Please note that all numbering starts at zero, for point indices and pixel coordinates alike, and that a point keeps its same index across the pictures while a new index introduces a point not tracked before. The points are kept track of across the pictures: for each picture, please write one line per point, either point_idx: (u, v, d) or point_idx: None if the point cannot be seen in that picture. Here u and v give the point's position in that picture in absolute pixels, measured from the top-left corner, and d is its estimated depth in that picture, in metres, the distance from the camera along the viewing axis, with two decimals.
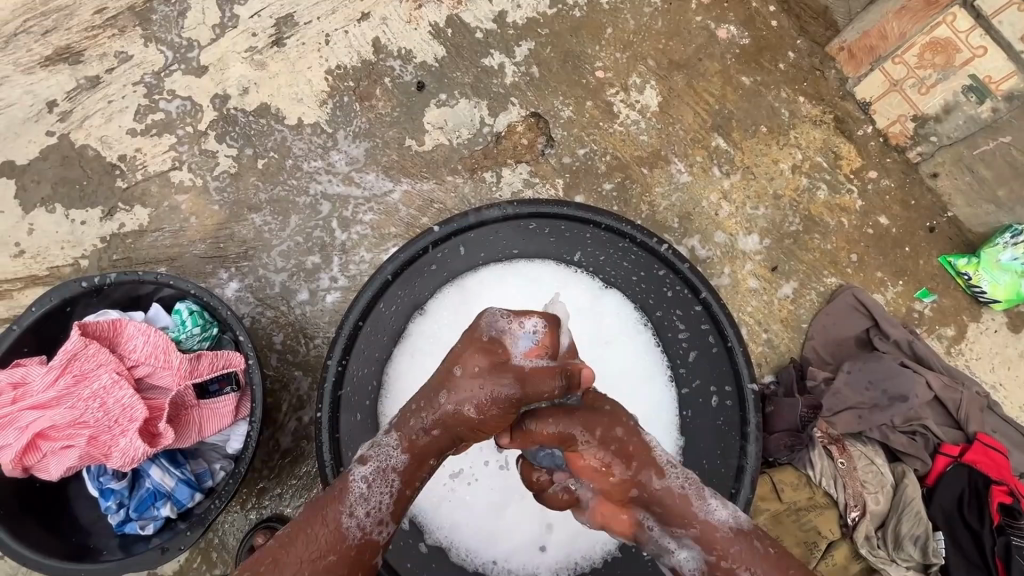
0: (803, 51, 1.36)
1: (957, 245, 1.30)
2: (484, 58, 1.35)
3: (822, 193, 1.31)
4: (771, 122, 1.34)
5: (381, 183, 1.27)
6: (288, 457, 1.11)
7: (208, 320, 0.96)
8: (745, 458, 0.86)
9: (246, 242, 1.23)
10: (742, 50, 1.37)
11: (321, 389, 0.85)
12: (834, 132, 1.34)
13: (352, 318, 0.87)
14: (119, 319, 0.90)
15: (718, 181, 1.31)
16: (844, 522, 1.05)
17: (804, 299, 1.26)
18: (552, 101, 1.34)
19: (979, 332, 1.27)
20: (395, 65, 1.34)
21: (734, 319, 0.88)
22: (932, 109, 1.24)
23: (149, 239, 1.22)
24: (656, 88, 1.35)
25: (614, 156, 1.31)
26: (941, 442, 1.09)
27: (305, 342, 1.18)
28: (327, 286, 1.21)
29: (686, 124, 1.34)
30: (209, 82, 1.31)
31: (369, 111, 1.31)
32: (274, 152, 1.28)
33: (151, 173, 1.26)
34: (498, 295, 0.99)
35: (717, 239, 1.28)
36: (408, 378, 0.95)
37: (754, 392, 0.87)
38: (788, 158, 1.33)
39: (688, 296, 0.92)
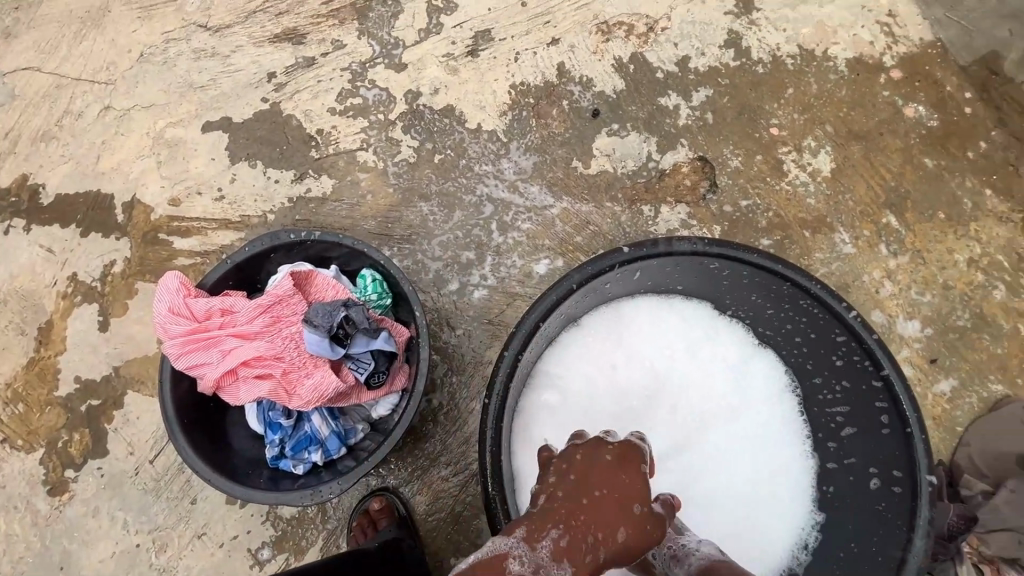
0: (998, 143, 1.31)
1: None
2: (661, 97, 1.39)
3: (1000, 293, 1.23)
4: (950, 209, 1.29)
5: (542, 197, 1.33)
6: (412, 435, 1.16)
7: (385, 289, 1.02)
8: (910, 553, 0.77)
9: (411, 226, 1.31)
10: (929, 131, 1.34)
11: (495, 375, 0.84)
12: (1020, 233, 1.26)
13: (534, 318, 0.86)
14: (314, 272, 0.99)
15: (883, 259, 1.26)
16: None
17: (963, 401, 1.17)
18: (721, 149, 1.35)
19: None
20: (575, 90, 1.41)
21: (918, 403, 0.82)
22: None
23: (328, 207, 1.34)
24: (830, 154, 1.34)
25: (777, 213, 1.30)
26: None
27: (447, 330, 1.23)
28: (476, 281, 1.26)
29: (857, 195, 1.30)
30: (406, 78, 1.43)
31: (543, 128, 1.38)
32: (451, 151, 1.37)
33: (341, 150, 1.38)
34: (655, 329, 1.04)
35: (874, 317, 1.23)
36: (557, 382, 1.00)
37: (931, 485, 0.79)
38: (965, 249, 1.26)
39: (868, 369, 0.86)
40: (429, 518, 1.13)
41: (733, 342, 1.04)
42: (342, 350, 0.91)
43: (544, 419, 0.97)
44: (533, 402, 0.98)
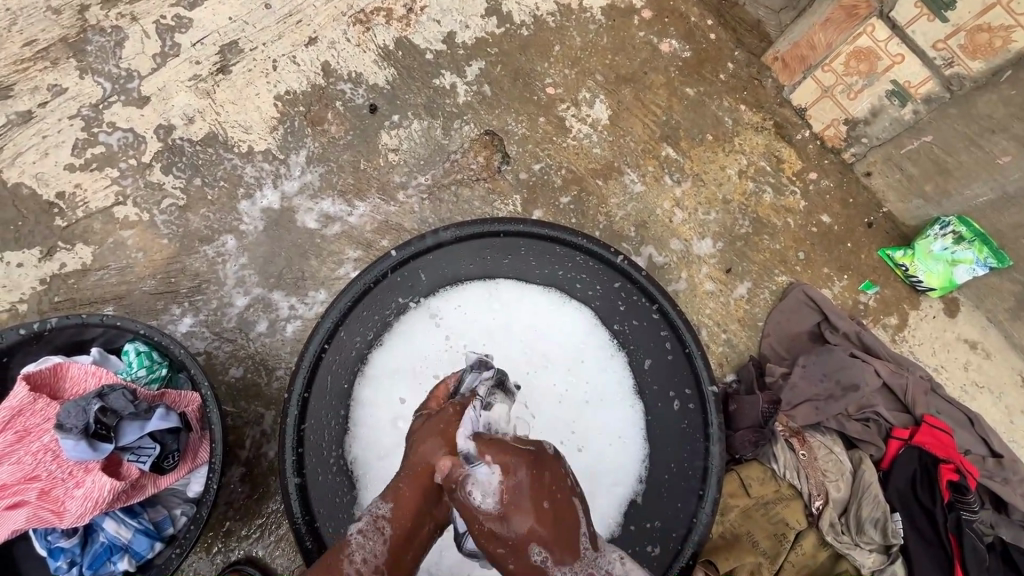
0: (741, 62, 1.43)
1: (894, 238, 1.37)
2: (436, 78, 1.35)
3: (768, 195, 1.38)
4: (715, 130, 1.40)
5: (337, 208, 1.26)
6: (255, 494, 1.08)
7: (157, 360, 0.92)
8: (709, 459, 0.86)
9: (199, 275, 1.19)
10: (684, 62, 1.42)
11: (284, 421, 0.84)
12: (774, 138, 1.40)
13: (314, 345, 0.86)
14: (61, 363, 0.87)
15: (669, 189, 1.35)
16: (810, 511, 1.09)
17: (758, 298, 1.31)
18: (505, 118, 1.35)
19: (919, 319, 1.34)
20: (346, 88, 1.33)
21: (689, 323, 0.90)
22: (861, 113, 1.29)
23: (94, 277, 1.18)
24: (605, 102, 1.39)
25: (569, 169, 1.34)
26: (892, 426, 1.14)
27: (266, 374, 1.15)
28: (287, 314, 1.18)
29: (636, 135, 1.38)
30: (152, 113, 1.27)
31: (321, 135, 1.29)
32: (224, 182, 1.25)
33: (93, 210, 1.21)
34: (464, 315, 0.98)
35: (673, 246, 1.32)
36: (374, 408, 0.93)
37: (714, 393, 0.88)
38: (734, 163, 1.39)
39: (645, 304, 0.94)
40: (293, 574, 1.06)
41: (546, 307, 1.00)
42: (110, 445, 0.80)
43: (366, 439, 0.91)
44: (353, 431, 0.91)
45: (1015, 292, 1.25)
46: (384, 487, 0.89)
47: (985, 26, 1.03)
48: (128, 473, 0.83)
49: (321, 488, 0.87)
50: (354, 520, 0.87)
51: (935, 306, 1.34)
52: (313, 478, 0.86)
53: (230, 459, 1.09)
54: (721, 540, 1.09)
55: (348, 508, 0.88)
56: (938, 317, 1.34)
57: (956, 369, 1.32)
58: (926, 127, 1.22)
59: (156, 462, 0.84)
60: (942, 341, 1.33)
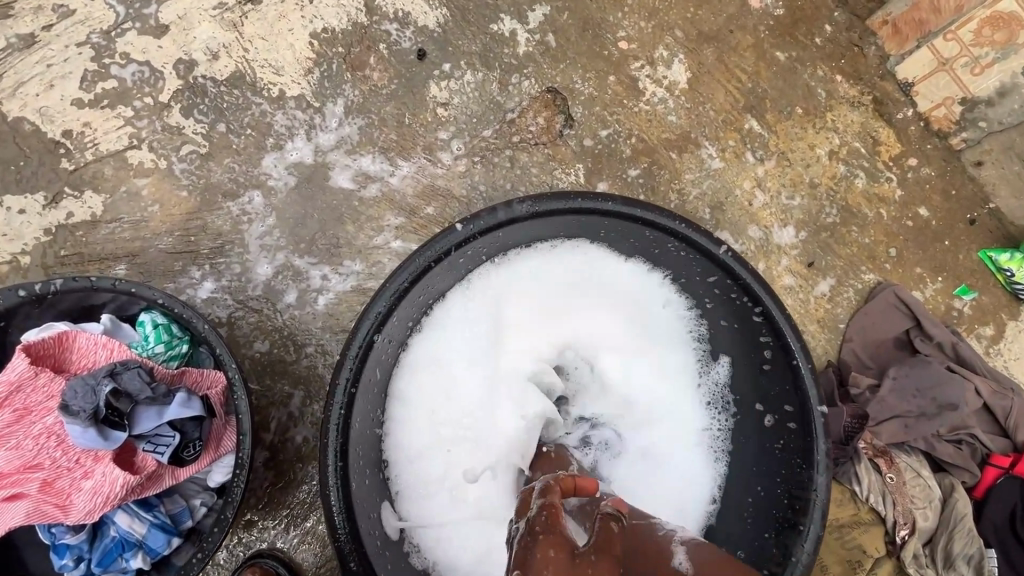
0: (842, 24, 1.24)
1: (998, 238, 1.22)
2: (493, 23, 1.18)
3: (861, 181, 1.22)
4: (807, 103, 1.23)
5: (378, 167, 1.11)
6: (279, 483, 0.98)
7: (177, 334, 0.80)
8: (812, 489, 0.72)
9: (222, 234, 1.06)
10: (777, 21, 1.24)
11: (328, 412, 0.70)
12: (873, 115, 1.23)
13: (364, 331, 0.72)
14: (67, 332, 0.75)
15: (751, 168, 1.20)
16: (891, 538, 0.98)
17: (842, 297, 1.17)
18: (570, 75, 1.18)
19: (1017, 331, 1.20)
20: (391, 29, 1.16)
21: (800, 332, 0.76)
22: (984, 91, 1.14)
23: (104, 231, 1.05)
24: (684, 63, 1.22)
25: (639, 138, 1.18)
26: (990, 452, 1.02)
27: (293, 351, 1.03)
28: (319, 285, 1.06)
29: (717, 104, 1.21)
30: (170, 44, 1.11)
31: (361, 82, 1.13)
32: (251, 130, 1.10)
33: (104, 153, 1.07)
34: (524, 299, 0.88)
35: (750, 232, 1.17)
36: (423, 397, 0.83)
37: (823, 416, 0.74)
38: (825, 142, 1.22)
39: (745, 305, 0.79)
40: (319, 570, 0.97)
41: (616, 296, 0.89)
42: (124, 433, 0.70)
43: (411, 435, 0.81)
44: (399, 418, 0.81)
45: None
46: (430, 488, 0.80)
47: None
48: (143, 465, 0.72)
49: (362, 495, 0.74)
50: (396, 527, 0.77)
51: None
52: (354, 485, 0.72)
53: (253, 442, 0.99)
54: None
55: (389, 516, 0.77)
56: None
57: None
58: None
59: (175, 453, 0.73)
60: None
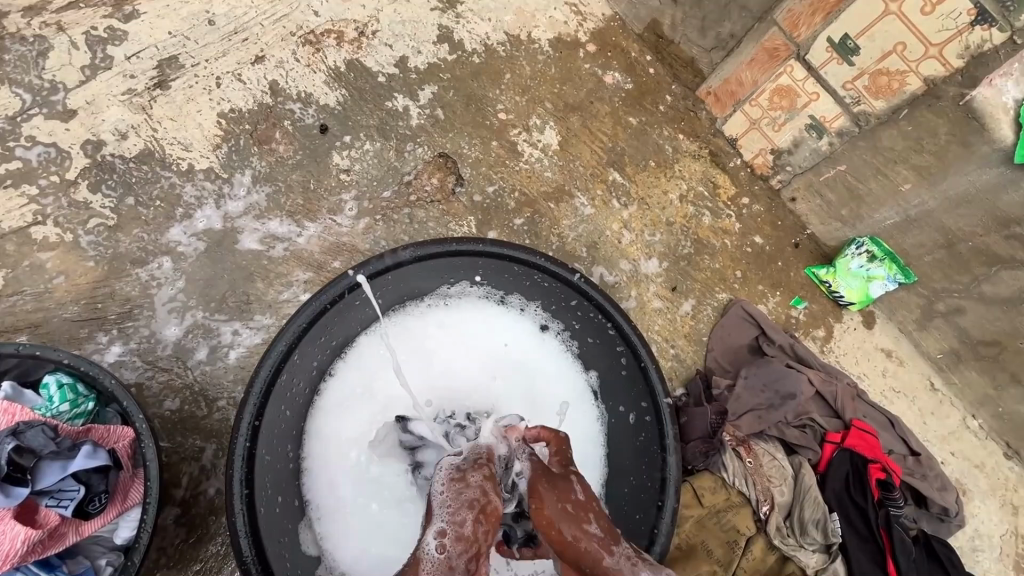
0: (678, 95, 1.54)
1: (817, 257, 1.50)
2: (388, 101, 1.36)
3: (707, 218, 1.47)
4: (657, 157, 1.49)
5: (286, 228, 1.21)
6: (193, 537, 0.99)
7: (82, 393, 0.83)
8: (666, 469, 0.88)
9: (130, 299, 1.11)
10: (627, 93, 1.51)
11: (231, 448, 0.77)
12: (710, 165, 1.51)
13: (264, 372, 0.81)
14: None
15: (617, 212, 1.42)
16: (758, 517, 1.14)
17: (702, 315, 1.39)
18: (458, 142, 1.37)
19: (842, 331, 1.46)
20: (295, 108, 1.30)
21: (644, 338, 0.93)
22: (785, 143, 1.42)
23: (4, 304, 1.07)
24: (555, 129, 1.45)
25: (522, 192, 1.37)
26: (826, 431, 1.22)
27: (205, 405, 1.07)
28: (230, 340, 1.12)
29: (585, 161, 1.44)
30: (78, 127, 1.18)
31: (268, 155, 1.26)
32: (160, 201, 1.18)
33: (5, 231, 1.10)
34: (421, 336, 0.99)
35: (622, 266, 1.38)
36: (333, 426, 0.91)
37: (669, 405, 0.91)
38: (675, 188, 1.47)
39: (602, 321, 0.96)
40: None
41: (502, 326, 1.01)
42: (26, 490, 0.73)
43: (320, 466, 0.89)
44: (309, 448, 0.89)
45: (921, 305, 1.39)
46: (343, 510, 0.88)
47: (884, 70, 1.17)
48: (45, 521, 0.74)
49: (269, 522, 0.80)
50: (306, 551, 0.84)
51: (855, 318, 1.47)
52: (260, 512, 0.79)
53: (165, 499, 1.00)
54: (679, 552, 1.12)
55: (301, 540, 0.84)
56: (858, 329, 1.47)
57: (876, 376, 1.44)
58: (839, 157, 1.35)
59: (79, 506, 0.76)
60: (862, 351, 1.45)
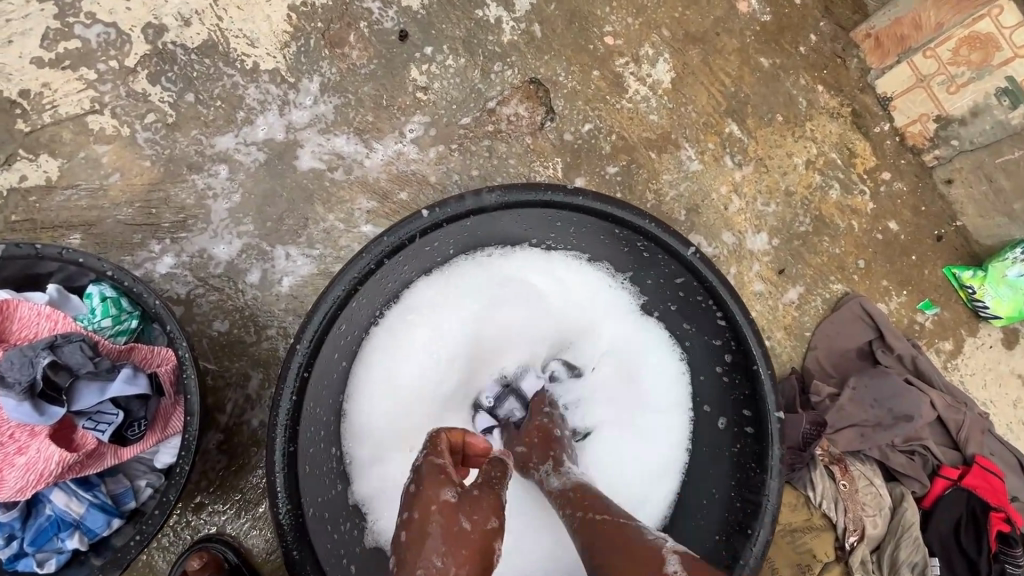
0: (826, 35, 1.25)
1: (963, 255, 1.24)
2: (479, 9, 1.16)
3: (835, 192, 1.23)
4: (787, 110, 1.23)
5: (352, 147, 1.08)
6: (232, 466, 0.95)
7: (126, 309, 0.77)
8: (765, 496, 0.73)
9: (184, 209, 1.02)
10: (763, 27, 1.24)
11: (276, 399, 0.67)
12: (851, 127, 1.24)
13: (318, 319, 0.69)
14: (9, 300, 0.72)
15: (728, 172, 1.20)
16: (841, 545, 1.00)
17: (809, 306, 1.19)
18: (554, 67, 1.17)
19: (975, 347, 1.23)
20: (374, 7, 1.12)
21: (762, 337, 0.75)
22: (959, 110, 1.15)
23: (59, 197, 1.00)
24: (669, 62, 1.21)
25: (620, 136, 1.17)
26: (940, 463, 1.04)
27: (254, 332, 1.00)
28: (283, 266, 1.03)
29: (699, 106, 1.21)
30: (140, 7, 1.06)
31: (339, 60, 1.10)
32: (221, 101, 1.06)
33: (62, 116, 1.02)
34: (492, 291, 0.87)
35: (724, 237, 1.18)
36: (386, 377, 0.82)
37: (780, 424, 0.74)
38: (802, 151, 1.23)
39: (710, 307, 0.79)
40: (270, 556, 0.95)
41: (584, 293, 0.90)
42: (61, 409, 0.67)
43: (372, 417, 0.81)
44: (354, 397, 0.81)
45: None
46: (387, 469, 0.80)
47: None
48: (82, 443, 0.69)
49: (309, 481, 0.71)
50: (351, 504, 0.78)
51: (993, 334, 1.23)
52: (302, 469, 0.70)
53: (208, 424, 0.96)
54: None
55: (346, 495, 0.77)
56: (995, 347, 1.23)
57: (1005, 405, 1.22)
58: None
59: (117, 432, 0.70)
60: (994, 374, 1.22)
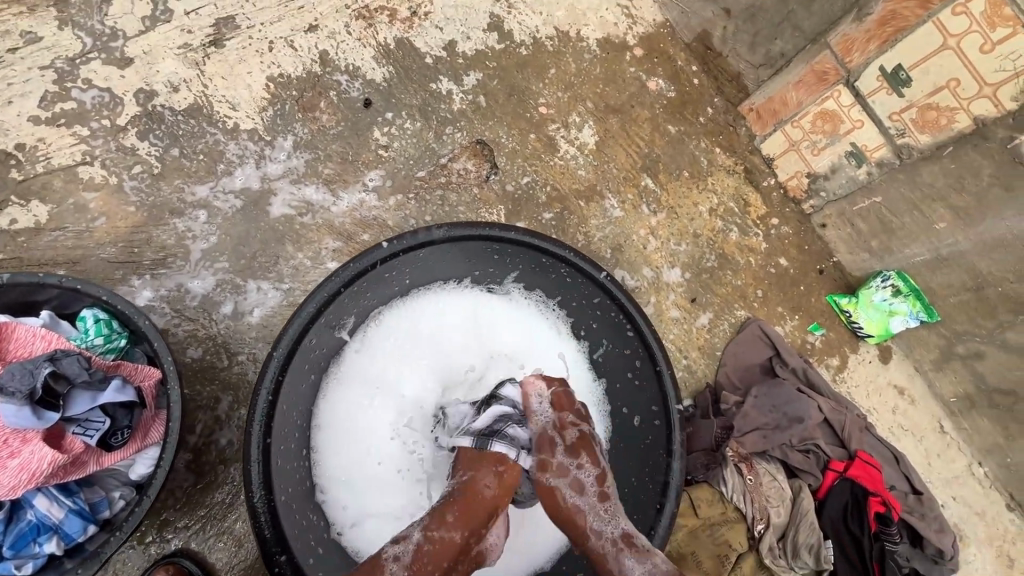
0: (719, 108, 1.53)
1: (841, 286, 1.49)
2: (433, 83, 1.37)
3: (734, 234, 1.47)
4: (692, 167, 1.49)
5: (321, 196, 1.24)
6: (201, 483, 1.03)
7: (116, 329, 0.86)
8: (670, 474, 0.89)
9: (165, 248, 1.14)
10: (669, 101, 1.51)
11: (253, 399, 0.79)
12: (744, 182, 1.51)
13: (291, 332, 0.82)
14: (8, 323, 0.81)
15: (646, 217, 1.42)
16: (751, 534, 1.15)
17: (718, 329, 1.39)
18: (497, 131, 1.39)
19: (857, 362, 1.45)
20: (342, 80, 1.32)
21: (663, 343, 0.93)
22: (822, 168, 1.41)
23: (46, 238, 1.10)
24: (593, 128, 1.45)
25: (554, 187, 1.38)
26: (830, 458, 1.22)
27: (226, 358, 1.10)
28: (256, 299, 1.15)
29: (619, 163, 1.45)
30: (133, 75, 1.22)
31: (311, 122, 1.28)
32: (203, 155, 1.21)
33: (54, 167, 1.14)
34: (440, 321, 1.02)
35: (644, 272, 1.39)
36: (350, 387, 0.96)
37: (679, 412, 0.91)
38: (706, 201, 1.47)
39: (622, 321, 0.97)
40: (233, 569, 1.01)
41: (520, 320, 1.05)
42: (56, 414, 0.75)
43: (337, 421, 0.94)
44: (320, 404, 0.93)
45: (940, 345, 1.38)
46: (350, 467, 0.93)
47: (933, 105, 1.16)
48: (70, 447, 0.77)
49: (281, 475, 0.82)
50: (317, 503, 0.89)
51: (871, 351, 1.47)
52: (275, 463, 0.81)
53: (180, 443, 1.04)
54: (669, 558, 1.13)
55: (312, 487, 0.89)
56: (873, 362, 1.46)
57: (885, 411, 1.43)
58: (875, 188, 1.34)
59: (103, 437, 0.79)
60: (874, 384, 1.45)
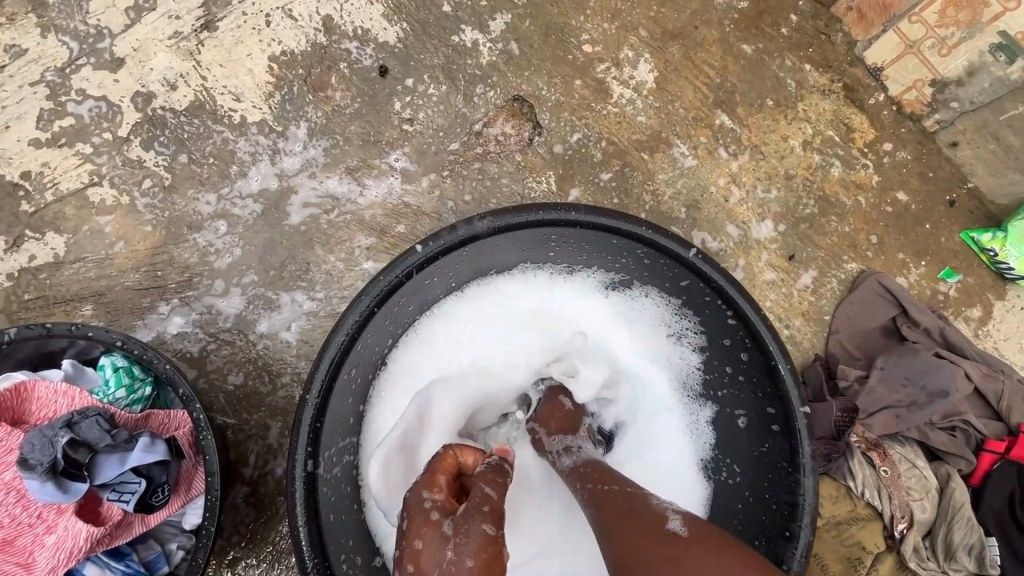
0: (807, 13, 1.23)
1: (979, 218, 1.20)
2: (455, 35, 1.16)
3: (837, 170, 1.20)
4: (777, 94, 1.21)
5: (346, 188, 1.09)
6: (261, 518, 0.96)
7: (138, 376, 0.77)
8: (801, 495, 0.71)
9: (189, 267, 1.04)
10: (742, 14, 1.22)
11: (290, 456, 0.67)
12: (844, 103, 1.22)
13: (322, 372, 0.69)
14: (24, 382, 0.73)
15: (724, 163, 1.18)
16: (890, 533, 0.96)
17: (825, 288, 1.16)
18: (536, 83, 1.17)
19: (1005, 311, 1.18)
20: (352, 47, 1.14)
21: (778, 333, 0.73)
22: (955, 72, 1.11)
23: (69, 271, 1.03)
24: (650, 62, 1.20)
25: (609, 142, 1.16)
26: (984, 438, 1.00)
27: (269, 381, 1.01)
28: (291, 313, 1.04)
29: (686, 101, 1.20)
30: (127, 77, 1.09)
31: (324, 104, 1.12)
32: (213, 158, 1.08)
33: (63, 193, 1.05)
34: (492, 316, 0.88)
35: (728, 230, 1.16)
36: (402, 400, 0.83)
37: (806, 416, 0.72)
38: (798, 133, 1.21)
39: (721, 307, 0.77)
40: None
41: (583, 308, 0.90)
42: (84, 485, 0.67)
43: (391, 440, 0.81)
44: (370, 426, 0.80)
45: None
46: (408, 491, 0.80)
47: None
48: (108, 516, 0.70)
49: (335, 530, 0.71)
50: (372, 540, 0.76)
51: (1023, 296, 1.19)
52: (326, 519, 0.70)
53: (235, 477, 0.97)
54: None
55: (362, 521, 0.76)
56: None
57: None
58: None
59: (142, 500, 0.70)
60: None
